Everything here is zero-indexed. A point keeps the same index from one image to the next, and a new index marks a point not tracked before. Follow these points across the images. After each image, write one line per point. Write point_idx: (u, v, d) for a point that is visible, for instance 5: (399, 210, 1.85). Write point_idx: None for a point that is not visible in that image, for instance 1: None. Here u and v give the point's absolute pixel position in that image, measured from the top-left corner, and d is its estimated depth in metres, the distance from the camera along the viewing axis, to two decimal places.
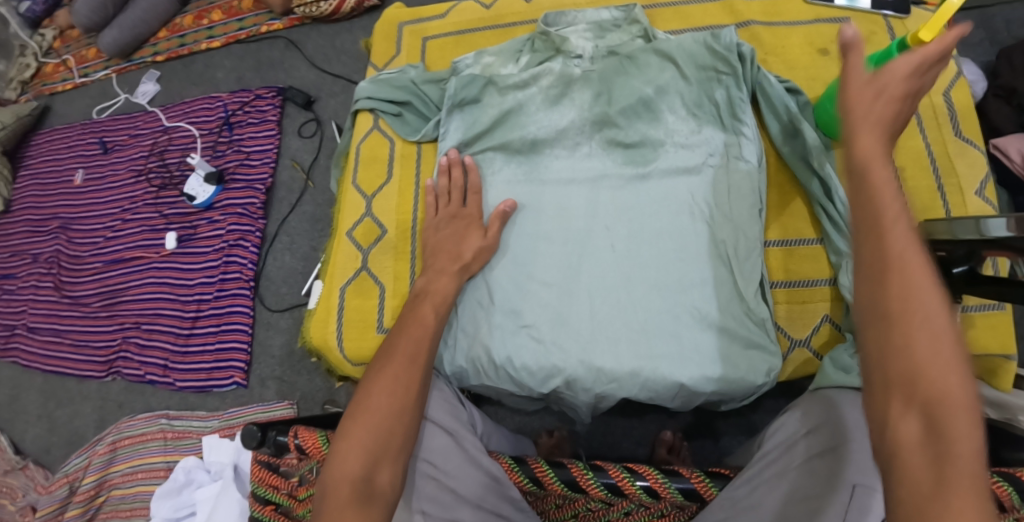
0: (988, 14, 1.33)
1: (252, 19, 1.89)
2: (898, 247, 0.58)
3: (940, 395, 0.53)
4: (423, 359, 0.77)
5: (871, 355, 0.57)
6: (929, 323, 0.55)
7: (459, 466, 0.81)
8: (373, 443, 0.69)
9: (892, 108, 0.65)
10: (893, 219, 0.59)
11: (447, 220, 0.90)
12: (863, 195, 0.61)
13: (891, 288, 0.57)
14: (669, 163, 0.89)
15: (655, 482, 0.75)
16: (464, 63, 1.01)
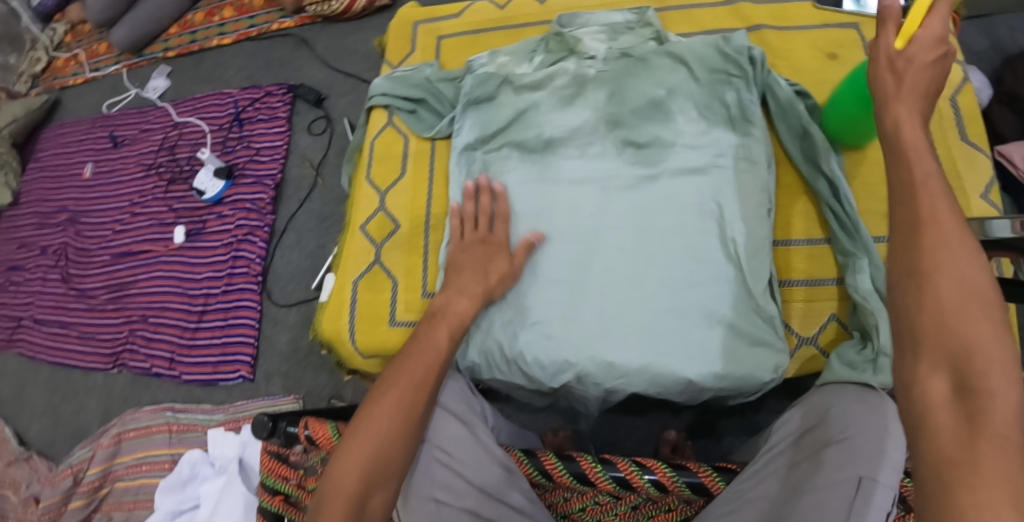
0: (993, 23, 1.35)
1: (263, 17, 1.91)
2: (934, 208, 0.60)
3: (970, 346, 0.54)
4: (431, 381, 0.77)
5: (903, 312, 0.59)
6: (962, 281, 0.57)
7: (471, 455, 0.84)
8: (375, 450, 0.71)
9: (926, 82, 0.69)
10: (931, 185, 0.62)
11: (474, 244, 0.89)
12: (898, 169, 0.65)
13: (925, 244, 0.59)
14: (679, 163, 0.89)
15: (663, 476, 0.78)
16: (479, 62, 1.04)
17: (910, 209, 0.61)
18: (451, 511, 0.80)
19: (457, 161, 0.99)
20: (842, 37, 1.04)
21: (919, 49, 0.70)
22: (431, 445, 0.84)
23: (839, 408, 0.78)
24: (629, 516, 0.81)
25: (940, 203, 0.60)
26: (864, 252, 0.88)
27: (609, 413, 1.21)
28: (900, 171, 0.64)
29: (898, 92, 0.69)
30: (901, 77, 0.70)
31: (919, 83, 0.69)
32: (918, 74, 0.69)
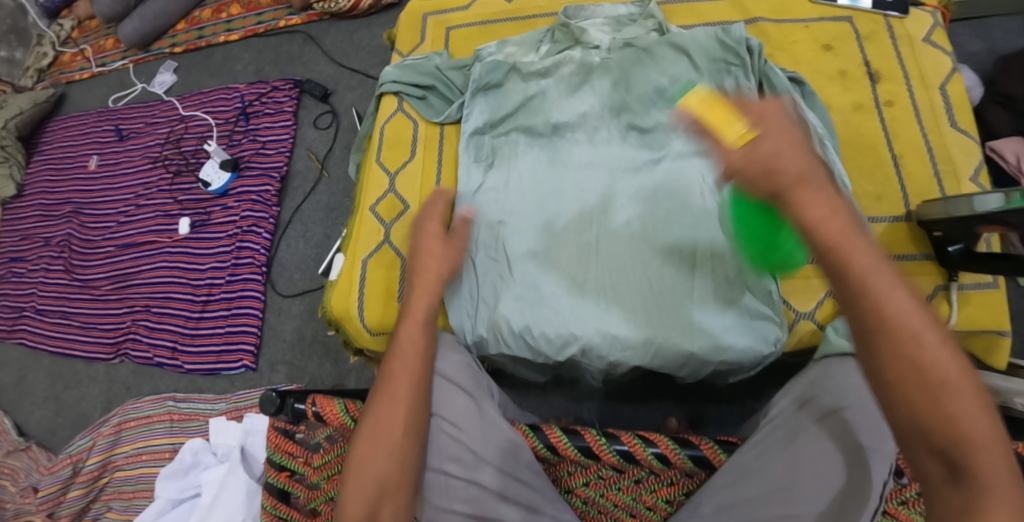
0: (986, 26, 1.40)
1: (270, 14, 1.94)
2: (885, 302, 0.58)
3: (964, 438, 0.56)
4: (417, 407, 0.78)
5: (891, 411, 0.59)
6: (929, 374, 0.57)
7: (478, 427, 0.85)
8: (372, 480, 0.74)
9: (800, 163, 0.60)
10: (870, 284, 0.58)
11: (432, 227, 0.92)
12: (835, 274, 0.60)
13: (884, 354, 0.58)
14: (682, 147, 0.94)
15: (667, 449, 0.80)
16: (487, 51, 1.08)
17: (858, 313, 0.59)
18: (460, 483, 0.83)
19: (467, 144, 1.02)
20: (838, 30, 1.09)
21: (764, 134, 0.60)
22: (437, 417, 0.85)
23: (841, 377, 0.80)
24: (632, 490, 0.83)
25: (891, 299, 0.58)
26: None
27: (612, 400, 1.23)
28: (834, 274, 0.60)
29: (780, 192, 0.60)
30: (775, 175, 0.60)
31: (795, 174, 0.59)
32: (787, 159, 0.60)
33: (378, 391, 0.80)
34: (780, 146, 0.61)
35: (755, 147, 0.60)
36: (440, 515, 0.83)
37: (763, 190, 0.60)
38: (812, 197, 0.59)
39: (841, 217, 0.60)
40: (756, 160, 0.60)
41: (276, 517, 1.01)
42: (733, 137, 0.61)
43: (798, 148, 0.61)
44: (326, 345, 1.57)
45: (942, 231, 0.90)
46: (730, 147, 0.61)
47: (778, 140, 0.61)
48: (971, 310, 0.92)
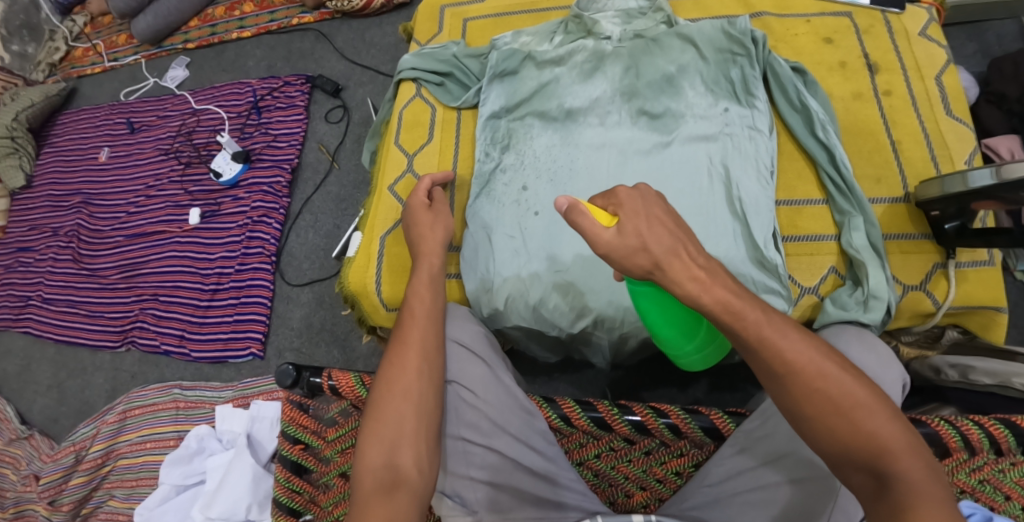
0: (981, 29, 1.48)
1: (283, 12, 2.00)
2: (783, 348, 0.67)
3: (879, 448, 0.63)
4: (430, 365, 0.82)
5: (813, 440, 0.66)
6: (840, 398, 0.65)
7: (493, 394, 0.88)
8: (389, 431, 0.77)
9: (669, 237, 0.68)
10: (765, 336, 0.67)
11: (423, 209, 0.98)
12: (732, 333, 0.68)
13: (794, 392, 0.66)
14: (691, 132, 0.99)
15: (677, 419, 0.85)
16: (503, 41, 1.14)
17: (764, 362, 0.67)
18: (476, 449, 0.85)
19: (484, 128, 1.08)
20: (837, 24, 1.14)
21: (628, 214, 0.69)
22: (453, 383, 0.88)
23: (844, 347, 0.83)
24: (642, 462, 0.88)
25: (789, 346, 0.67)
26: (858, 210, 0.97)
27: (617, 386, 1.26)
28: (733, 334, 0.69)
29: (656, 263, 0.68)
30: (647, 249, 0.68)
31: (665, 246, 0.68)
32: (655, 233, 0.68)
33: (393, 352, 0.83)
34: (646, 223, 0.69)
35: (623, 225, 0.69)
36: (458, 481, 0.85)
37: (640, 264, 0.68)
38: (688, 265, 0.68)
39: (722, 282, 0.68)
40: (627, 238, 0.68)
41: (289, 490, 1.01)
42: (604, 222, 0.70)
43: (663, 222, 0.69)
44: (334, 332, 1.58)
45: (939, 210, 0.95)
46: (601, 229, 0.70)
47: (641, 219, 0.69)
48: (969, 286, 0.96)
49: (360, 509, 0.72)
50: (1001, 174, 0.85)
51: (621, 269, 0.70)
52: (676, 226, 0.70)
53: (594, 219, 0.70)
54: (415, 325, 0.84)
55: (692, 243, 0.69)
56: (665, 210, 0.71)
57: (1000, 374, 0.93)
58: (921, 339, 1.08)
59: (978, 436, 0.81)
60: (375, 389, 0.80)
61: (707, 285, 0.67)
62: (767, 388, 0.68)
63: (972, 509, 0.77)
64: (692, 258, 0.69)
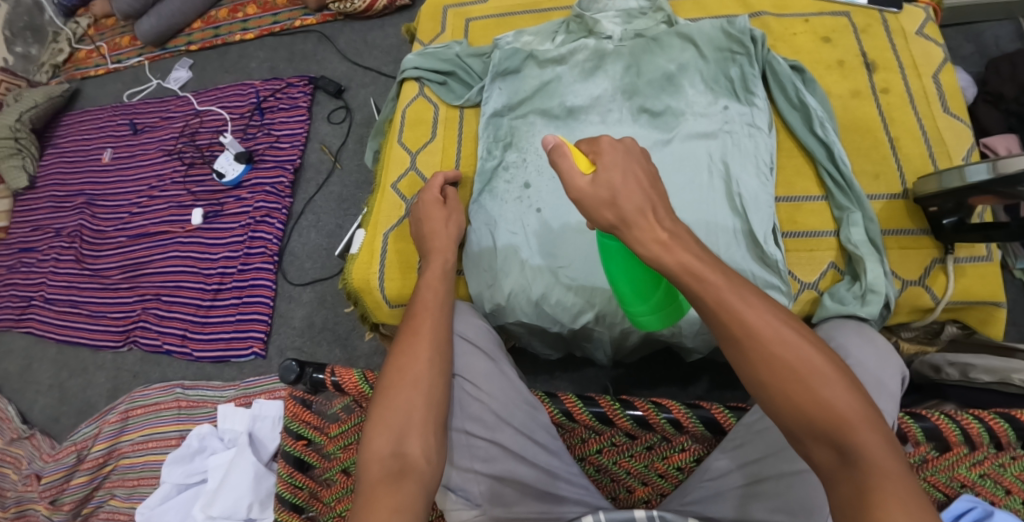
0: (979, 30, 1.49)
1: (286, 14, 2.01)
2: (743, 313, 0.67)
3: (839, 420, 0.62)
4: (439, 357, 0.84)
5: (774, 411, 0.66)
6: (797, 366, 0.65)
7: (498, 388, 0.89)
8: (397, 420, 0.78)
9: (640, 195, 0.70)
10: (725, 300, 0.67)
11: (432, 204, 1.00)
12: (694, 296, 0.69)
13: (754, 359, 0.66)
14: (691, 129, 1.01)
15: (678, 413, 0.87)
16: (505, 40, 1.15)
17: (725, 328, 0.67)
18: (481, 442, 0.85)
19: (486, 126, 1.09)
20: (835, 23, 1.15)
21: (606, 165, 0.72)
22: (459, 377, 0.89)
23: (844, 339, 0.84)
24: (644, 457, 0.88)
25: (750, 312, 0.66)
26: (857, 206, 0.98)
27: (619, 384, 1.26)
28: (693, 298, 0.69)
29: (622, 218, 0.70)
30: (615, 202, 0.70)
31: (635, 204, 0.70)
32: (628, 190, 0.70)
33: (403, 342, 0.85)
34: (622, 177, 0.71)
35: (598, 175, 0.71)
36: (461, 475, 0.85)
37: (606, 216, 0.70)
38: (653, 225, 0.69)
39: (685, 246, 0.69)
40: (599, 188, 0.71)
41: (291, 486, 1.01)
42: (582, 168, 0.73)
43: (638, 179, 0.71)
44: (336, 331, 1.59)
45: (937, 206, 0.96)
46: (578, 174, 0.72)
47: (617, 172, 0.71)
48: (967, 281, 0.97)
49: (367, 497, 0.72)
50: (998, 169, 0.86)
51: (589, 219, 0.72)
52: (650, 186, 0.72)
53: (573, 163, 0.72)
54: (426, 317, 0.87)
55: (662, 205, 0.71)
56: (644, 169, 0.73)
57: (999, 371, 0.95)
58: (921, 335, 1.08)
59: (978, 431, 0.82)
60: (385, 379, 0.81)
61: (669, 247, 0.68)
62: (727, 354, 0.68)
63: (971, 502, 0.81)
64: (658, 219, 0.70)
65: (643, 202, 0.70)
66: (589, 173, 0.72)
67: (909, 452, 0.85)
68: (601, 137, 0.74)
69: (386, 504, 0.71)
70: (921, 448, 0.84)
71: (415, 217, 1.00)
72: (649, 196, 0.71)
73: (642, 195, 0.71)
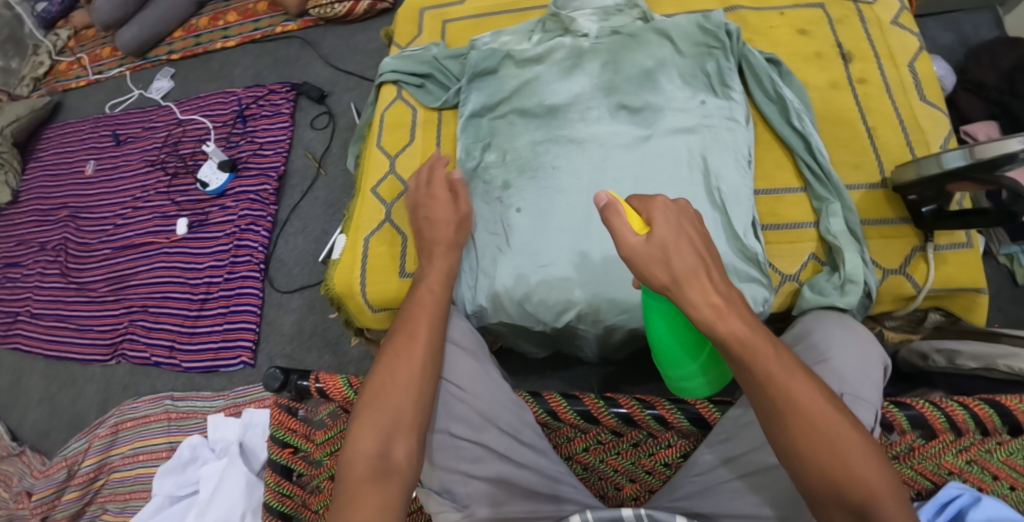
0: (957, 20, 1.50)
1: (268, 20, 2.01)
2: (788, 384, 0.67)
3: (869, 493, 0.63)
4: (433, 354, 0.83)
5: (803, 478, 0.66)
6: (836, 441, 0.65)
7: (483, 389, 0.88)
8: (386, 419, 0.78)
9: (693, 257, 0.69)
10: (772, 373, 0.67)
11: (425, 199, 0.98)
12: (741, 366, 0.69)
13: (794, 431, 0.66)
14: (670, 124, 1.01)
15: (663, 410, 0.85)
16: (482, 41, 1.15)
17: (766, 397, 0.67)
18: (466, 443, 0.85)
19: (465, 127, 1.09)
20: (811, 15, 1.15)
21: (660, 224, 0.70)
22: (446, 381, 0.88)
23: (824, 331, 0.84)
24: (631, 454, 0.88)
25: (793, 383, 0.67)
26: (836, 196, 0.98)
27: (610, 383, 1.26)
28: (740, 366, 0.69)
29: (675, 278, 0.69)
30: (668, 262, 0.69)
31: (688, 265, 0.69)
32: (681, 251, 0.69)
33: (394, 341, 0.84)
34: (676, 238, 0.70)
35: (652, 234, 0.70)
36: (447, 477, 0.84)
37: (659, 277, 0.69)
38: (708, 289, 0.68)
39: (739, 313, 0.69)
40: (652, 246, 0.69)
41: (278, 494, 1.00)
42: (636, 227, 0.71)
43: (691, 241, 0.71)
44: (325, 337, 1.58)
45: (917, 194, 0.96)
46: (631, 233, 0.70)
47: (672, 233, 0.70)
48: (949, 268, 0.97)
49: (351, 495, 0.73)
50: (975, 154, 0.86)
51: (640, 278, 0.70)
52: (702, 248, 0.71)
53: (627, 223, 0.70)
54: (419, 318, 0.85)
55: (713, 267, 0.70)
56: (695, 231, 0.72)
57: (985, 357, 0.95)
58: (905, 324, 1.10)
59: (963, 418, 0.82)
60: (376, 379, 0.80)
61: (723, 313, 0.68)
62: (764, 423, 0.68)
63: (960, 490, 0.80)
64: (710, 282, 0.69)
65: (700, 266, 0.69)
66: (643, 232, 0.70)
67: (894, 441, 0.85)
68: (654, 196, 0.72)
69: (370, 504, 0.72)
70: (906, 437, 0.84)
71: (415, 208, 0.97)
72: (705, 256, 0.70)
73: (698, 261, 0.70)
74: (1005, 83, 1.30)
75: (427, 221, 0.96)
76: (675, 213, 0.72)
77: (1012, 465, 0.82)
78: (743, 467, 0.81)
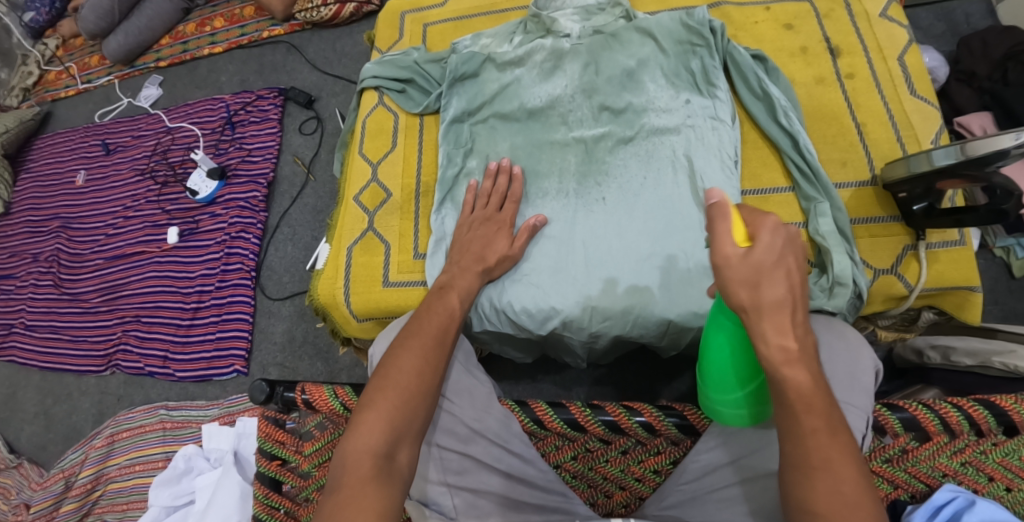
0: (949, 9, 1.48)
1: (254, 26, 1.99)
2: (828, 445, 0.64)
3: None
4: (446, 347, 0.82)
5: None
6: (856, 506, 0.62)
7: (477, 407, 0.85)
8: (401, 421, 0.75)
9: (786, 290, 0.63)
10: (817, 428, 0.64)
11: (480, 222, 0.97)
12: (783, 412, 0.66)
13: (819, 488, 0.63)
14: (652, 125, 1.01)
15: (651, 417, 0.84)
16: (463, 44, 1.14)
17: (803, 453, 0.64)
18: (453, 455, 0.84)
19: (448, 132, 1.08)
20: (797, 9, 1.13)
21: (766, 244, 0.63)
22: (443, 398, 0.86)
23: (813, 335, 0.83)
24: (620, 461, 0.86)
25: (831, 439, 0.64)
26: (824, 196, 0.97)
27: (600, 384, 1.25)
28: (786, 416, 0.65)
29: (757, 304, 0.63)
30: (756, 286, 0.63)
31: (776, 297, 0.63)
32: (775, 279, 0.63)
33: (401, 339, 0.81)
34: (779, 267, 0.64)
35: (753, 253, 0.63)
36: (434, 489, 0.82)
37: (741, 297, 0.64)
38: (786, 331, 0.64)
39: (807, 363, 0.65)
40: (746, 265, 0.63)
41: (267, 507, 0.96)
42: (739, 237, 0.65)
43: (792, 273, 0.64)
44: (317, 345, 1.57)
45: (906, 192, 0.94)
46: (730, 244, 0.64)
47: (776, 259, 0.63)
48: (941, 267, 0.95)
49: (352, 494, 0.69)
50: (965, 152, 0.85)
51: (721, 290, 0.65)
52: (799, 283, 0.64)
53: (731, 230, 0.64)
54: (431, 321, 0.83)
55: (801, 308, 0.65)
56: (799, 263, 0.65)
57: (980, 354, 0.96)
58: (898, 322, 1.06)
59: (957, 419, 0.80)
60: (380, 376, 0.77)
61: (792, 360, 0.64)
62: (786, 473, 0.66)
63: (953, 493, 0.76)
64: (792, 322, 0.64)
65: (790, 303, 0.64)
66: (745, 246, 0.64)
67: (887, 444, 0.82)
68: (769, 212, 0.64)
69: (371, 507, 0.69)
70: (900, 439, 0.81)
71: (461, 226, 0.98)
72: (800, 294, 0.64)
73: (791, 299, 0.64)
74: (998, 73, 1.28)
75: (464, 253, 0.94)
76: (792, 242, 0.64)
77: (1009, 466, 0.80)
78: (734, 475, 0.80)
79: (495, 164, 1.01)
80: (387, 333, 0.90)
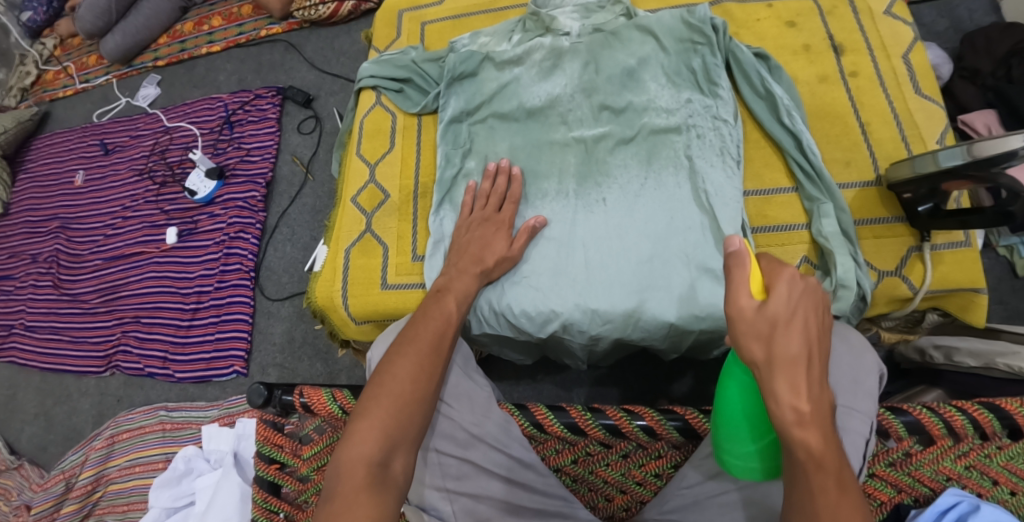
0: (952, 5, 1.46)
1: (251, 24, 1.98)
2: (838, 503, 0.62)
3: None
4: (443, 350, 0.81)
5: None
6: None
7: (477, 413, 0.84)
8: (396, 429, 0.74)
9: (801, 345, 0.63)
10: (822, 488, 0.63)
11: (478, 223, 0.96)
12: (791, 464, 0.65)
13: None
14: (653, 124, 1.00)
15: (652, 421, 0.82)
16: (462, 43, 1.13)
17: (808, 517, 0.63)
18: (452, 460, 0.83)
19: (445, 132, 1.07)
20: (800, 6, 1.12)
21: (781, 298, 0.64)
22: (440, 402, 0.85)
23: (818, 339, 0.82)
24: (620, 465, 0.85)
25: (839, 496, 0.62)
26: (827, 196, 0.96)
27: (601, 385, 1.24)
28: (794, 472, 0.64)
29: (770, 359, 0.63)
30: (770, 339, 0.64)
31: (791, 352, 0.63)
32: (791, 334, 0.63)
33: (398, 346, 0.80)
34: (797, 323, 0.64)
35: (768, 307, 0.64)
36: (433, 493, 0.82)
37: (755, 351, 0.64)
38: (799, 384, 0.63)
39: (821, 425, 0.63)
40: (761, 319, 0.64)
41: (267, 511, 0.95)
42: (754, 289, 0.66)
43: (807, 327, 0.64)
44: (315, 346, 1.56)
45: (911, 192, 0.93)
46: (745, 295, 0.65)
47: (793, 314, 0.64)
48: (945, 268, 0.94)
49: (346, 503, 0.68)
50: (973, 152, 0.83)
51: (734, 343, 0.66)
52: (815, 338, 0.65)
53: (746, 283, 0.65)
54: (426, 327, 0.82)
55: (816, 363, 0.65)
56: (816, 318, 0.66)
57: (984, 355, 0.95)
58: (901, 324, 1.04)
59: (962, 423, 0.79)
60: (374, 383, 0.77)
61: (806, 422, 0.63)
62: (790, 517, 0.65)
63: (958, 497, 0.75)
64: (807, 380, 0.63)
65: (804, 361, 0.64)
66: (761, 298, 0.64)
67: (890, 448, 0.81)
68: (787, 265, 0.65)
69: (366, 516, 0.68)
70: (904, 443, 0.80)
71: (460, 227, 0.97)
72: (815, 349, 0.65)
73: (805, 357, 0.64)
74: (1001, 70, 1.27)
75: (462, 255, 0.93)
76: (810, 299, 0.65)
77: (1013, 469, 0.79)
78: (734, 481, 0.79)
79: (495, 163, 1.00)
80: (386, 335, 0.89)
